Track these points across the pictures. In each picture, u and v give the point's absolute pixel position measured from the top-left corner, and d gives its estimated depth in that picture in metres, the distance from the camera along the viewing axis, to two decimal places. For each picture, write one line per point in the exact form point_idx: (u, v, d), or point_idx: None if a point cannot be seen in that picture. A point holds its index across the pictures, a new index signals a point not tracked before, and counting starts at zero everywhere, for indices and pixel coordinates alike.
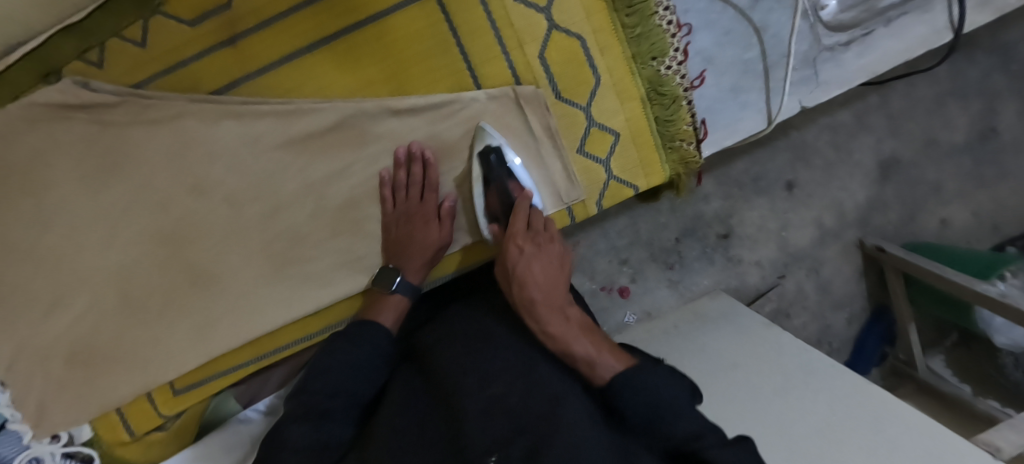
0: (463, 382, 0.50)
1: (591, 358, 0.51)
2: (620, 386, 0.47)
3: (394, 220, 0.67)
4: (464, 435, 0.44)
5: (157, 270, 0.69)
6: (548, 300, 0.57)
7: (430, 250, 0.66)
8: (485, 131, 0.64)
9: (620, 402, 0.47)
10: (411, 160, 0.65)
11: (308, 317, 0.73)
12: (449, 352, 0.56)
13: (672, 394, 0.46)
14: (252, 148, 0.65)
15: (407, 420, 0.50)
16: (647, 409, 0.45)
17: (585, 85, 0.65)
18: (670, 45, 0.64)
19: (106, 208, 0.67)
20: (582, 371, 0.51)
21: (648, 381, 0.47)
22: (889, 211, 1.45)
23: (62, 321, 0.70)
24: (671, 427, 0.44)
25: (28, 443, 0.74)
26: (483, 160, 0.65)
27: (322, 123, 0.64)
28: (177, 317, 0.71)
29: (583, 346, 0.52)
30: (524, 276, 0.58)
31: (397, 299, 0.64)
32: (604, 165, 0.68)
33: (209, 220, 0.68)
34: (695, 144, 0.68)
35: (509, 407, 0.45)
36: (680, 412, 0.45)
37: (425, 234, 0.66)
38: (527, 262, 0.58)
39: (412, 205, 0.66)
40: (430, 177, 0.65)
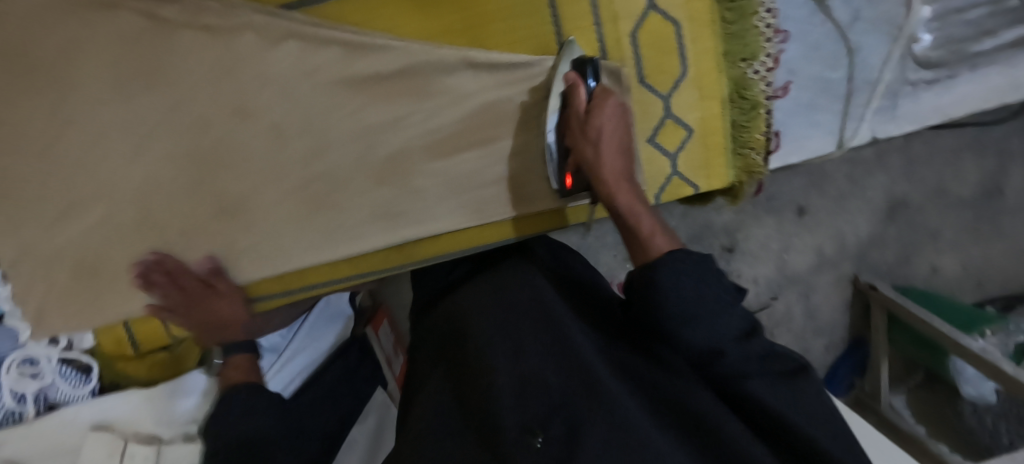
0: (497, 360, 0.53)
1: (656, 229, 0.52)
2: (668, 263, 0.48)
3: (184, 301, 0.66)
4: (500, 416, 0.48)
5: (185, 190, 0.65)
6: (619, 168, 0.55)
7: (232, 311, 0.68)
8: (573, 46, 0.59)
9: (662, 279, 0.48)
10: (158, 267, 0.66)
11: (341, 262, 0.71)
12: (476, 329, 0.59)
13: (719, 297, 0.47)
14: (311, 77, 0.61)
15: (445, 400, 0.55)
16: (696, 304, 0.46)
17: (670, 75, 0.62)
18: (762, 50, 0.62)
19: (139, 115, 0.62)
20: (639, 242, 0.52)
21: (700, 281, 0.48)
22: (885, 250, 1.50)
23: (76, 226, 0.66)
24: (714, 325, 0.46)
25: (25, 342, 0.70)
26: (576, 65, 0.58)
27: (391, 63, 0.60)
28: (199, 241, 0.67)
29: (648, 219, 0.53)
30: (602, 131, 0.55)
31: (240, 360, 0.66)
32: (670, 159, 0.65)
33: (251, 146, 0.64)
34: (765, 154, 0.66)
35: (540, 388, 0.49)
36: (728, 320, 0.47)
37: (217, 305, 0.67)
38: (611, 125, 0.55)
39: (203, 288, 0.67)
40: (184, 268, 0.67)
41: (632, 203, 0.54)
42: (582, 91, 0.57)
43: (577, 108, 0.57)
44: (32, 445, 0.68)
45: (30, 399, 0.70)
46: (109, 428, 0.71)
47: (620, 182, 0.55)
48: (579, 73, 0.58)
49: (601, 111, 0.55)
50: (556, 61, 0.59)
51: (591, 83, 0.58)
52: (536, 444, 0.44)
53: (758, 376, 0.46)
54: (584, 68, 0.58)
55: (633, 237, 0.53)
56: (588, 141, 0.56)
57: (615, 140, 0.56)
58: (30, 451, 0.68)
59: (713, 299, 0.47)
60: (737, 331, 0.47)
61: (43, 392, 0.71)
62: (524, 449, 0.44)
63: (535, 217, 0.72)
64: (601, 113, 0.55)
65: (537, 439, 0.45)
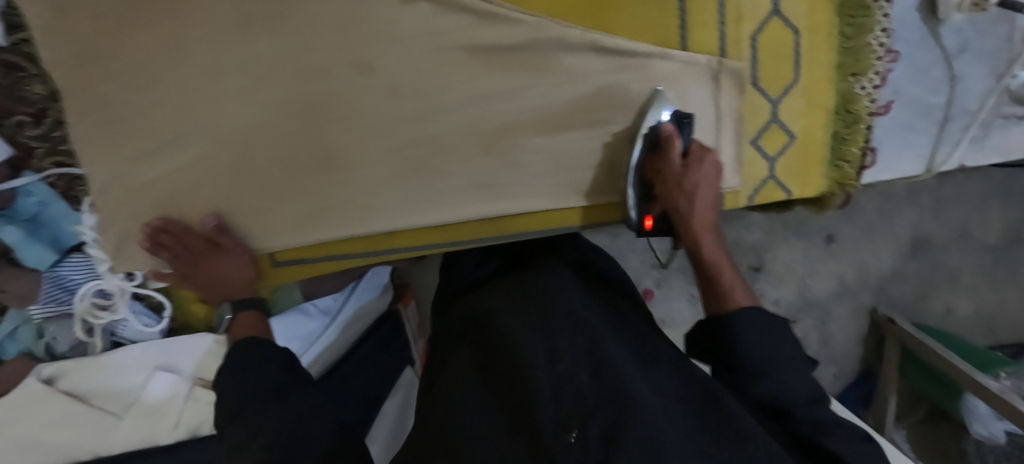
0: (533, 357, 0.56)
1: (735, 286, 0.58)
2: (749, 318, 0.55)
3: (184, 264, 0.68)
4: (535, 412, 0.49)
5: (287, 139, 0.65)
6: (709, 222, 0.60)
7: (240, 273, 0.70)
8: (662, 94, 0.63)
9: (745, 336, 0.54)
10: (156, 234, 0.67)
11: (433, 227, 0.71)
12: (509, 327, 0.63)
13: (783, 347, 0.55)
14: (435, 40, 0.61)
15: (475, 396, 0.56)
16: (769, 359, 0.54)
17: (782, 80, 0.64)
18: (872, 67, 0.64)
19: (258, 57, 0.61)
20: (721, 293, 0.58)
21: (774, 336, 0.55)
22: (905, 286, 1.54)
23: (173, 161, 0.65)
24: (785, 382, 0.53)
25: (100, 272, 0.69)
26: (673, 119, 0.61)
27: (517, 36, 0.61)
28: (292, 191, 0.67)
29: (730, 275, 0.59)
30: (697, 190, 0.59)
31: (247, 315, 0.69)
32: (769, 163, 0.67)
33: (364, 103, 0.64)
34: (860, 168, 0.67)
35: (580, 389, 0.51)
36: (796, 382, 0.53)
37: (223, 264, 0.68)
38: (706, 187, 0.59)
39: (195, 249, 0.68)
40: (178, 229, 0.67)
41: (713, 252, 0.59)
42: (677, 147, 0.60)
43: (670, 166, 0.61)
44: (94, 381, 0.69)
45: (99, 331, 0.71)
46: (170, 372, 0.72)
47: (704, 236, 0.60)
48: (675, 126, 0.61)
49: (697, 168, 0.59)
50: (646, 107, 0.63)
51: (684, 136, 0.61)
52: (571, 438, 0.46)
53: (830, 428, 0.51)
54: (680, 124, 0.61)
55: (712, 286, 0.59)
56: (682, 204, 0.60)
57: (707, 194, 0.60)
58: (94, 386, 0.69)
59: (773, 355, 0.54)
60: (801, 397, 0.53)
61: (112, 326, 0.72)
62: (562, 445, 0.45)
63: (600, 208, 0.72)
64: (697, 170, 0.59)
65: (571, 434, 0.46)
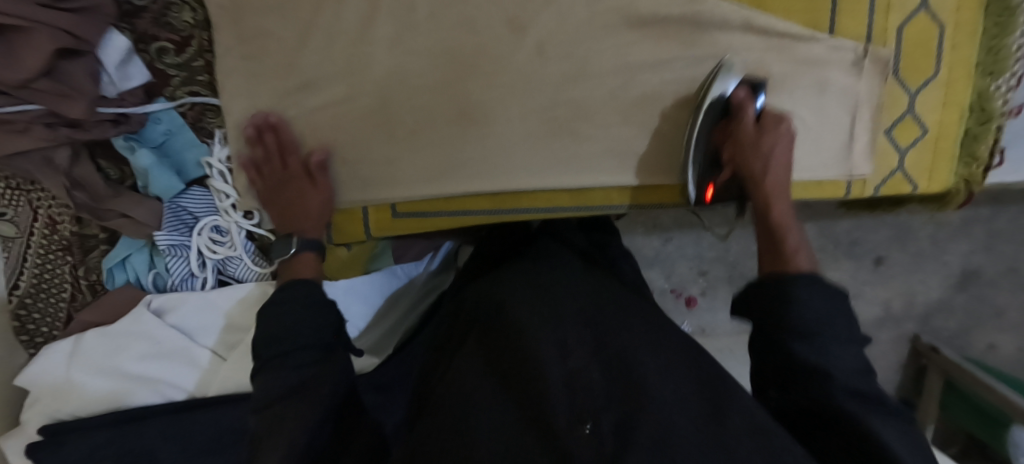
0: (541, 344, 0.53)
1: (798, 251, 0.58)
2: (804, 282, 0.53)
3: (268, 188, 0.66)
4: (547, 404, 0.46)
5: (434, 89, 0.66)
6: (782, 182, 0.62)
7: (320, 209, 0.66)
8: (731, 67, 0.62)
9: (800, 296, 0.52)
10: (263, 131, 0.64)
11: (561, 192, 0.69)
12: (517, 312, 0.59)
13: (833, 315, 0.51)
14: (592, 4, 0.63)
15: (477, 381, 0.52)
16: (819, 322, 0.50)
17: (922, 74, 0.65)
18: (1011, 67, 0.65)
19: (415, 6, 0.63)
20: (785, 254, 0.57)
21: (818, 303, 0.51)
22: (951, 317, 1.56)
23: (315, 99, 0.66)
24: (834, 353, 0.49)
25: (219, 208, 0.67)
26: (747, 84, 0.62)
27: (671, 6, 0.62)
28: (428, 141, 0.68)
29: (796, 237, 0.59)
30: (777, 146, 0.62)
31: (309, 255, 0.66)
32: (900, 154, 0.68)
33: (513, 61, 0.65)
34: (986, 167, 0.68)
35: (591, 381, 0.49)
36: (843, 349, 0.49)
37: (308, 197, 0.65)
38: (786, 144, 0.62)
39: (282, 170, 0.65)
40: (286, 140, 0.65)
41: (784, 216, 0.61)
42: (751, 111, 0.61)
43: (745, 126, 0.62)
44: (203, 318, 0.67)
45: (210, 268, 0.68)
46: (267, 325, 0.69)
47: (777, 195, 0.62)
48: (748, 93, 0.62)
49: (775, 132, 0.62)
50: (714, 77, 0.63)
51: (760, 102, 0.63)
52: (586, 431, 0.44)
53: (864, 411, 0.45)
54: (755, 89, 0.62)
55: (777, 247, 0.59)
56: (755, 158, 0.62)
57: (781, 156, 0.62)
58: (203, 323, 0.67)
59: (827, 320, 0.50)
60: (848, 368, 0.48)
61: (223, 264, 0.69)
62: (577, 438, 0.43)
63: (659, 189, 0.70)
64: (773, 137, 0.62)
65: (586, 427, 0.44)
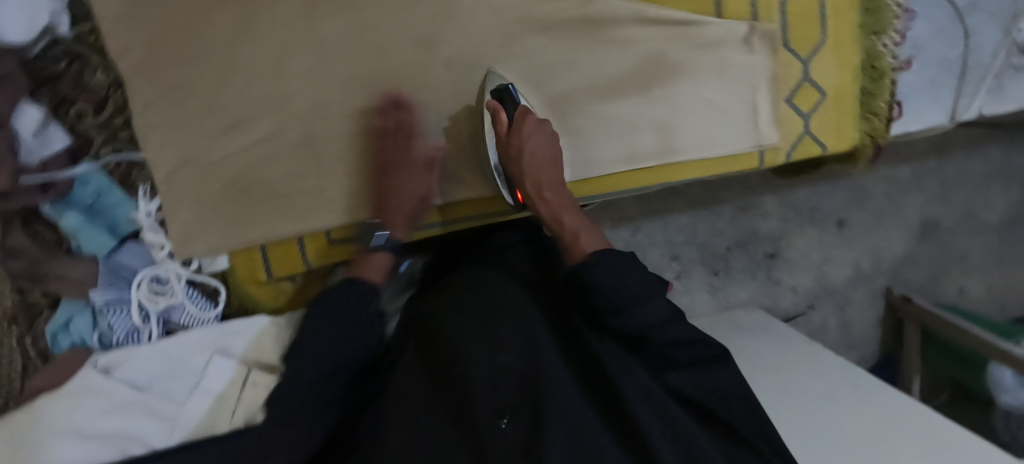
0: (467, 348, 0.55)
1: (580, 235, 0.58)
2: (594, 267, 0.53)
3: (381, 166, 0.67)
4: (475, 404, 0.49)
5: (355, 115, 0.67)
6: (549, 179, 0.61)
7: (414, 203, 0.66)
8: (495, 75, 0.65)
9: (594, 279, 0.53)
10: (389, 107, 0.65)
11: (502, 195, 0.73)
12: (455, 321, 0.60)
13: (641, 283, 0.53)
14: (492, 15, 0.65)
15: (407, 386, 0.55)
16: (618, 292, 0.52)
17: (811, 41, 0.68)
18: (892, 25, 0.68)
19: (323, 36, 0.64)
20: (570, 248, 0.58)
21: (623, 269, 0.53)
22: (917, 268, 1.63)
23: (238, 141, 0.66)
24: (642, 315, 0.52)
25: (158, 259, 0.68)
26: (495, 94, 0.63)
27: (567, 9, 0.65)
28: (359, 166, 0.69)
29: (574, 220, 0.59)
30: (523, 152, 0.60)
31: (381, 256, 0.66)
32: (804, 119, 0.71)
33: (426, 78, 0.66)
34: (888, 122, 0.71)
35: (513, 377, 0.51)
36: (654, 303, 0.53)
37: (410, 183, 0.66)
38: (537, 136, 0.61)
39: (416, 159, 0.66)
40: (408, 124, 0.66)
41: (570, 216, 0.60)
42: (503, 116, 0.61)
43: (499, 127, 0.62)
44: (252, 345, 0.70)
45: (153, 319, 0.68)
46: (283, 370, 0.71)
47: (545, 193, 0.61)
48: (499, 100, 0.63)
49: (522, 128, 0.61)
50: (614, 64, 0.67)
51: (509, 105, 0.62)
52: (504, 424, 0.47)
53: (691, 372, 0.53)
54: (502, 96, 0.62)
55: (562, 241, 0.59)
56: (512, 156, 0.61)
57: (543, 154, 0.62)
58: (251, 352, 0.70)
59: (634, 282, 0.53)
60: (658, 317, 0.53)
61: (167, 314, 0.69)
62: (495, 433, 0.46)
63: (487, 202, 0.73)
64: (528, 135, 0.61)
65: (504, 420, 0.47)
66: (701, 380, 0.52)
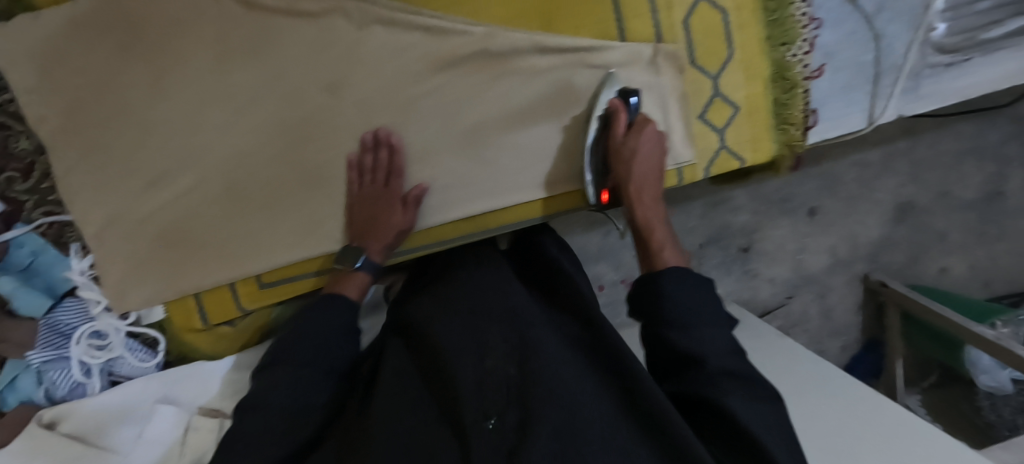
0: (461, 353, 0.58)
1: (666, 246, 0.61)
2: (671, 278, 0.57)
3: (358, 202, 0.68)
4: (463, 407, 0.53)
5: (271, 162, 0.68)
6: (653, 186, 0.65)
7: (397, 233, 0.67)
8: (616, 77, 0.68)
9: (667, 292, 0.56)
10: (377, 145, 0.67)
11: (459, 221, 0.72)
12: (442, 325, 0.63)
13: (702, 306, 0.56)
14: (394, 57, 0.66)
15: (411, 392, 0.60)
16: (683, 313, 0.55)
17: (718, 57, 0.69)
18: (800, 35, 0.68)
19: (233, 89, 0.66)
20: (653, 251, 0.61)
21: (687, 296, 0.56)
22: (897, 252, 1.55)
23: (160, 196, 0.68)
24: (706, 339, 0.54)
25: (94, 314, 0.70)
26: (619, 94, 0.67)
27: (467, 45, 0.66)
28: (279, 210, 0.69)
29: (665, 232, 0.62)
30: (637, 154, 0.64)
31: (359, 277, 0.68)
32: (719, 134, 0.71)
33: (336, 122, 0.67)
34: (803, 130, 0.72)
35: (505, 380, 0.55)
36: (712, 334, 0.55)
37: (393, 217, 0.67)
38: (649, 142, 0.64)
39: (378, 189, 0.67)
40: (396, 164, 0.67)
41: (651, 213, 0.63)
42: (625, 117, 0.66)
43: (617, 128, 0.66)
44: (195, 386, 0.74)
45: (96, 372, 0.71)
46: (222, 413, 0.73)
47: (644, 198, 0.64)
48: (621, 100, 0.67)
49: (641, 132, 0.65)
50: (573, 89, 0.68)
51: (631, 108, 0.66)
52: (489, 427, 0.50)
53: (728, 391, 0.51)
54: (626, 100, 0.66)
55: (647, 245, 0.62)
56: (622, 159, 0.65)
57: (648, 161, 0.65)
58: (193, 394, 0.73)
59: (709, 311, 0.56)
60: (719, 347, 0.54)
61: (109, 366, 0.72)
62: (479, 431, 0.50)
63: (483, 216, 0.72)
64: (641, 140, 0.64)
65: (490, 422, 0.51)
66: (738, 401, 0.50)
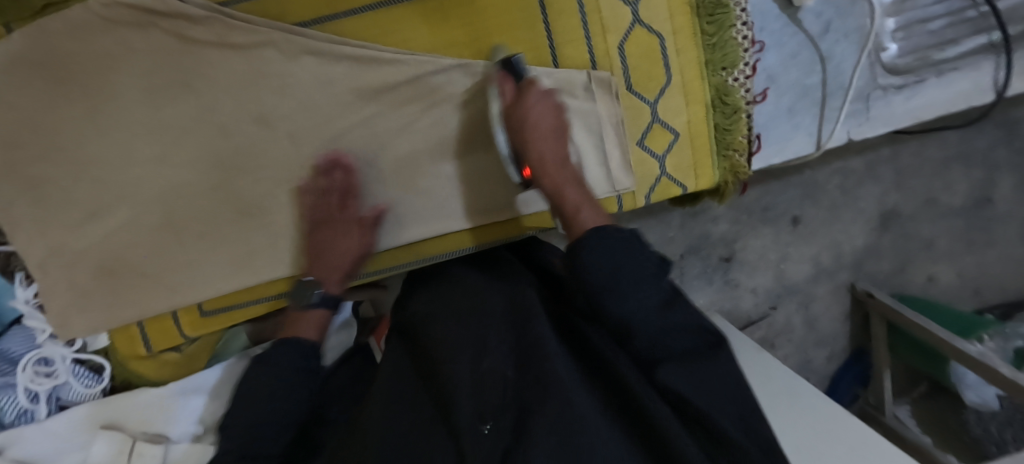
0: (457, 352, 0.56)
1: (581, 207, 0.57)
2: (596, 239, 0.53)
3: (314, 225, 0.69)
4: (456, 408, 0.51)
5: (207, 194, 0.69)
6: (557, 155, 0.60)
7: (352, 257, 0.69)
8: (500, 52, 0.65)
9: (586, 257, 0.52)
10: (332, 167, 0.68)
11: (396, 250, 0.75)
12: (440, 328, 0.62)
13: (643, 269, 0.51)
14: (326, 88, 0.66)
15: (406, 395, 0.59)
16: (627, 280, 0.51)
17: (656, 82, 0.67)
18: (741, 59, 0.67)
19: (168, 122, 0.67)
20: (570, 220, 0.57)
21: (626, 256, 0.52)
22: (881, 260, 1.47)
23: (102, 227, 0.69)
24: (642, 305, 0.50)
25: (41, 342, 0.72)
26: (501, 66, 0.63)
27: (400, 75, 0.65)
28: (217, 240, 0.71)
29: (590, 214, 0.56)
30: (528, 118, 0.59)
31: (314, 315, 0.69)
32: (659, 160, 0.70)
33: (270, 153, 0.68)
34: (747, 156, 0.71)
35: (501, 380, 0.52)
36: (654, 291, 0.51)
37: (349, 241, 0.68)
38: (542, 103, 0.60)
39: (331, 210, 0.68)
40: (352, 185, 0.68)
41: (577, 195, 0.58)
42: (511, 88, 0.61)
43: (506, 96, 0.61)
44: (138, 413, 0.73)
45: (43, 398, 0.72)
46: (164, 439, 0.73)
47: (549, 167, 0.60)
48: (505, 73, 0.63)
49: (528, 93, 0.60)
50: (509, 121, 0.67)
51: (517, 76, 0.63)
52: (486, 430, 0.48)
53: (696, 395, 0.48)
54: (508, 69, 0.62)
55: (563, 211, 0.59)
56: (519, 131, 0.59)
57: (547, 123, 0.61)
58: (137, 421, 0.73)
59: (644, 272, 0.51)
60: (670, 340, 0.51)
61: (56, 392, 0.73)
62: (474, 436, 0.48)
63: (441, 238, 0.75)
64: (533, 103, 0.60)
65: (486, 425, 0.48)
66: (704, 398, 0.48)
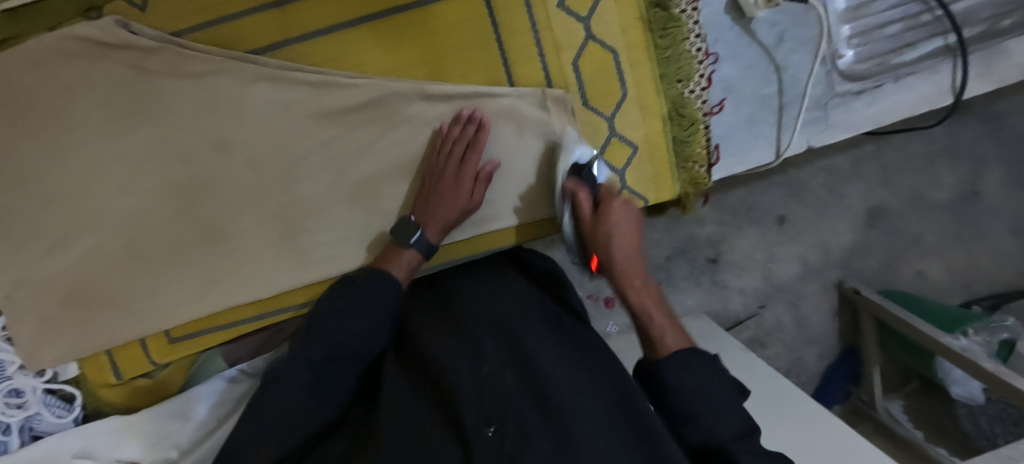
0: (455, 362, 0.53)
1: (665, 329, 0.52)
2: (678, 358, 0.48)
3: (431, 175, 0.65)
4: (459, 413, 0.47)
5: (169, 221, 0.68)
6: (636, 265, 0.56)
7: (454, 214, 0.64)
8: (566, 144, 0.65)
9: (668, 381, 0.48)
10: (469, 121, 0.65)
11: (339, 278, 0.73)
12: (431, 340, 0.58)
13: (713, 379, 0.47)
14: (282, 114, 0.66)
15: (404, 398, 0.52)
16: (694, 395, 0.46)
17: (612, 97, 0.67)
18: (695, 71, 0.68)
19: (126, 151, 0.66)
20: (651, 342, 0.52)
21: (701, 371, 0.47)
22: (870, 256, 1.28)
23: (66, 256, 0.69)
24: (716, 425, 0.45)
25: (11, 374, 0.72)
26: (570, 174, 0.64)
27: (355, 98, 0.65)
28: (178, 268, 0.70)
29: (657, 311, 0.53)
30: (612, 233, 0.57)
31: (410, 254, 0.63)
32: (619, 175, 0.69)
33: (229, 179, 0.68)
34: (707, 167, 0.72)
35: (500, 389, 0.48)
36: (722, 400, 0.47)
37: (445, 198, 0.64)
38: (625, 221, 0.57)
39: (450, 163, 0.64)
40: (480, 140, 0.64)
41: (661, 325, 0.52)
42: (586, 197, 0.60)
43: (584, 214, 0.60)
44: (104, 441, 0.72)
45: (15, 429, 0.72)
46: None
47: (633, 283, 0.55)
48: (577, 183, 0.62)
49: (608, 209, 0.58)
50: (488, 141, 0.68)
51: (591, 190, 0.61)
52: (489, 433, 0.44)
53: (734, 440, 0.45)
54: (580, 174, 0.63)
55: (643, 332, 0.53)
56: (600, 243, 0.57)
57: (630, 240, 0.57)
58: (105, 448, 0.72)
59: (710, 383, 0.47)
60: (720, 412, 0.46)
61: (28, 423, 0.73)
62: (478, 441, 0.43)
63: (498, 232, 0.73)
64: (612, 218, 0.57)
65: (490, 428, 0.44)
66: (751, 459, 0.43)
